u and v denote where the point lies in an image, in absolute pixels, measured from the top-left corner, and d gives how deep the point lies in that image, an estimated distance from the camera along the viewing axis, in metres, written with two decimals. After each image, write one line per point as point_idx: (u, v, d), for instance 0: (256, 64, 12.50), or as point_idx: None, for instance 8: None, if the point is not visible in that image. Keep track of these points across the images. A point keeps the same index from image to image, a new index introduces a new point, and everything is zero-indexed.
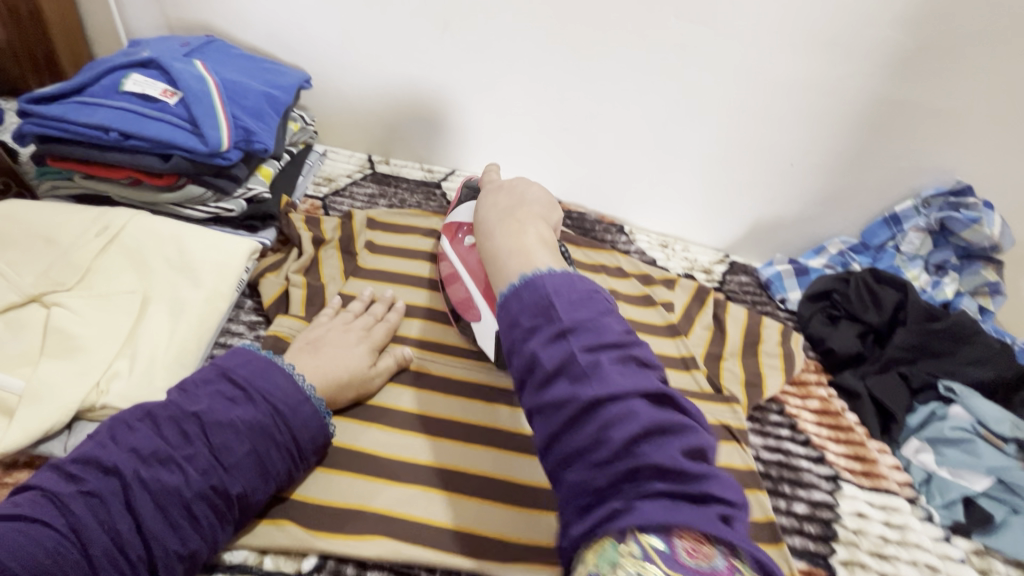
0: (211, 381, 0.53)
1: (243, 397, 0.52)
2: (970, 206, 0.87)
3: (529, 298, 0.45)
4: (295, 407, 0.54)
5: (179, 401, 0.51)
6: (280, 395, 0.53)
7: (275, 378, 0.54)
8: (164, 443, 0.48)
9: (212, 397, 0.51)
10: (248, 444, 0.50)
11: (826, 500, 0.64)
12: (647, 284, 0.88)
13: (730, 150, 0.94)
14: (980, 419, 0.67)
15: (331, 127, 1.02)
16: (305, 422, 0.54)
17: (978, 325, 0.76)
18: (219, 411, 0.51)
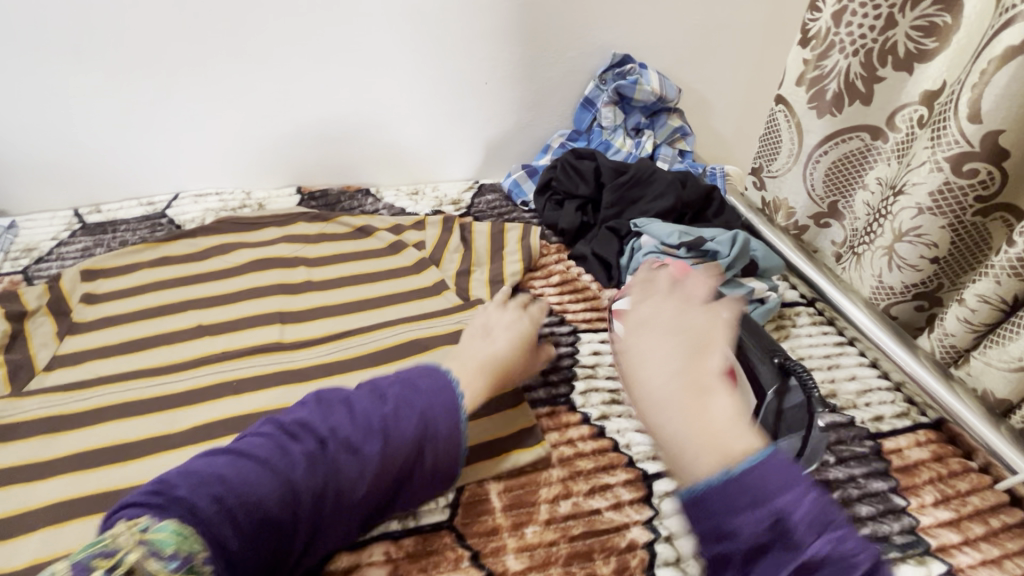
0: (367, 393, 0.53)
1: (380, 398, 0.53)
2: (631, 72, 1.02)
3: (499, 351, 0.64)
4: (438, 395, 0.54)
5: (359, 396, 0.54)
6: (429, 396, 0.54)
7: (421, 387, 0.55)
8: (349, 436, 0.50)
9: (364, 404, 0.52)
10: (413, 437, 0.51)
11: (567, 351, 0.74)
12: (398, 233, 0.92)
13: (431, 87, 0.99)
14: (659, 240, 0.79)
15: (17, 196, 0.92)
16: (439, 406, 0.54)
17: (653, 168, 0.91)
18: (365, 409, 0.52)
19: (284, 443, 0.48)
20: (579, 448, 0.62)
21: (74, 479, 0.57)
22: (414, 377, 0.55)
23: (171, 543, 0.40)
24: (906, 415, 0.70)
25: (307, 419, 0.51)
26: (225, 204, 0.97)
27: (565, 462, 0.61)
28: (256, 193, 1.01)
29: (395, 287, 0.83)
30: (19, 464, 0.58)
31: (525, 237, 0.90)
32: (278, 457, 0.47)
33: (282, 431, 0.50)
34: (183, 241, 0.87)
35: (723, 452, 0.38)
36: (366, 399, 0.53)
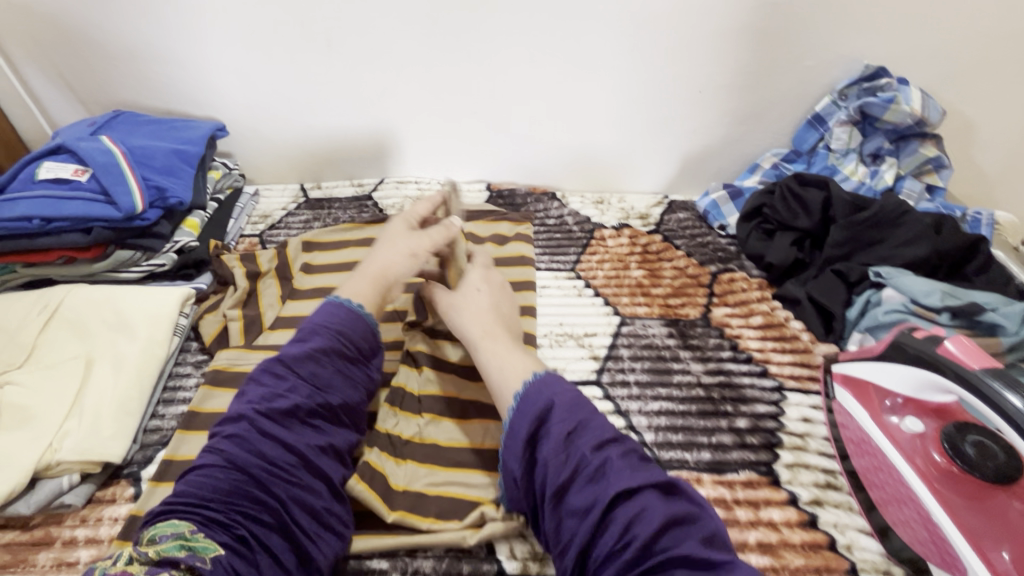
0: (272, 375, 0.52)
1: (319, 354, 0.53)
2: (884, 87, 0.86)
3: (473, 296, 0.65)
4: (354, 326, 0.56)
5: (281, 352, 0.53)
6: (294, 358, 0.52)
7: (303, 349, 0.53)
8: (280, 435, 0.49)
9: (302, 354, 0.53)
10: (333, 369, 0.54)
11: (771, 411, 0.64)
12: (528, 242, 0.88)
13: (639, 93, 0.93)
14: (911, 297, 0.65)
15: (261, 167, 1.07)
16: (358, 334, 0.56)
17: (905, 205, 0.75)
18: (315, 359, 0.53)
19: (237, 446, 0.48)
20: (786, 537, 0.52)
21: None
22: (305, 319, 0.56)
23: (159, 530, 0.43)
24: None
25: (246, 394, 0.52)
26: (422, 193, 1.03)
27: (767, 549, 0.52)
28: None
29: (574, 302, 0.80)
30: None
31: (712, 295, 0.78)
32: (253, 450, 0.48)
33: (222, 436, 0.49)
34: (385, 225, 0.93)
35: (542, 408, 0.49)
36: (316, 332, 0.54)
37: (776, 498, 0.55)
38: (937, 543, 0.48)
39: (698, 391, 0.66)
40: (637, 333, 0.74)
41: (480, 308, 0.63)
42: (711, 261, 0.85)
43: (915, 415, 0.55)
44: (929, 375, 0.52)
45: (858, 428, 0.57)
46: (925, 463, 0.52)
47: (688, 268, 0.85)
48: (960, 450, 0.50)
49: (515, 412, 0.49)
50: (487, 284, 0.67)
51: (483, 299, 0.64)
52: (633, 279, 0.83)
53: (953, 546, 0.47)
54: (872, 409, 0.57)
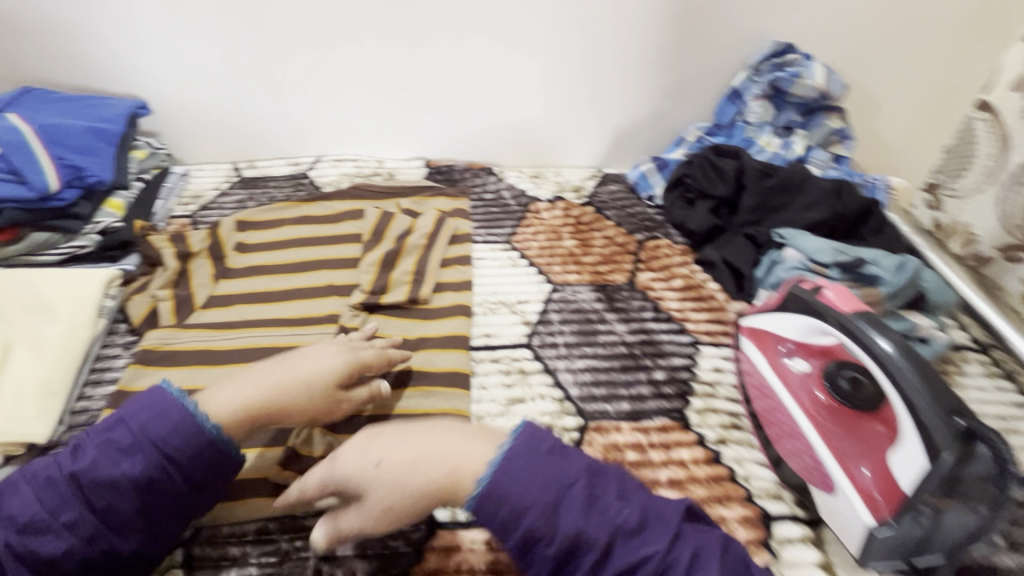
0: (68, 480, 0.46)
1: (123, 481, 0.46)
2: (792, 63, 0.92)
3: (411, 443, 0.48)
4: (173, 438, 0.47)
5: (91, 456, 0.47)
6: (97, 472, 0.46)
7: (119, 462, 0.46)
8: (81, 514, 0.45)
9: (109, 478, 0.46)
10: (133, 500, 0.46)
11: (685, 363, 0.69)
12: (463, 217, 0.91)
13: (568, 68, 0.96)
14: (807, 255, 0.71)
15: (190, 146, 1.04)
16: (186, 443, 0.48)
17: (807, 173, 0.81)
18: (115, 491, 0.46)
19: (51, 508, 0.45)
20: (692, 472, 0.58)
21: None
22: (141, 407, 0.49)
23: None
24: None
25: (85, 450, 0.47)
26: (359, 171, 1.03)
27: (676, 484, 0.57)
28: (387, 163, 1.05)
29: (508, 272, 0.83)
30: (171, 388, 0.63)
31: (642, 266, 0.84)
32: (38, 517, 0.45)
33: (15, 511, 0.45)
34: (322, 203, 0.93)
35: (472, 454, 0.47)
36: (159, 415, 0.48)
37: (686, 440, 0.61)
38: (815, 469, 0.54)
39: (620, 349, 0.71)
40: (568, 299, 0.78)
41: (430, 454, 0.47)
42: (638, 229, 0.90)
43: (803, 357, 0.61)
44: (815, 322, 0.57)
45: (758, 373, 0.63)
46: (810, 399, 0.58)
47: (617, 237, 0.89)
48: (836, 384, 0.57)
49: (527, 457, 0.45)
50: (400, 434, 0.49)
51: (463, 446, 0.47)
52: (565, 248, 0.87)
53: (828, 470, 0.53)
54: (767, 355, 0.63)
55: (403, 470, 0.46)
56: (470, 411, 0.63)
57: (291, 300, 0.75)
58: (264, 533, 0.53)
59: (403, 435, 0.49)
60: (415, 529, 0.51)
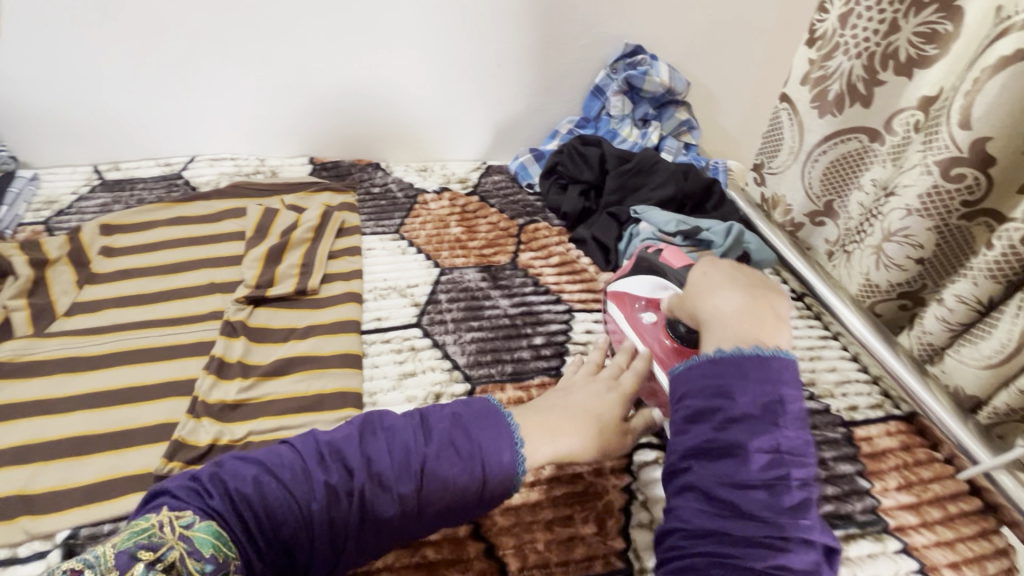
0: (355, 470, 0.48)
1: (431, 482, 0.49)
2: (641, 62, 1.04)
3: (703, 278, 0.57)
4: (494, 466, 0.51)
5: (375, 456, 0.49)
6: (390, 466, 0.49)
7: (383, 448, 0.50)
8: (294, 504, 0.46)
9: (417, 479, 0.49)
10: (417, 485, 0.49)
11: (561, 327, 0.77)
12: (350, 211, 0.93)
13: (444, 65, 1.01)
14: (656, 227, 0.82)
15: (40, 148, 0.96)
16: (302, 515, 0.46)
17: (657, 157, 0.93)
18: (434, 486, 0.49)
19: (310, 469, 0.48)
20: None
21: (86, 416, 0.59)
22: (470, 416, 0.53)
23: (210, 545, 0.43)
24: (880, 407, 0.73)
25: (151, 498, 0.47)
26: (240, 169, 1.01)
27: None
28: (270, 161, 1.04)
29: (397, 259, 0.87)
30: (32, 399, 0.60)
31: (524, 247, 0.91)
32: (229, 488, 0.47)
33: (274, 482, 0.47)
34: (199, 203, 0.90)
35: (767, 340, 0.49)
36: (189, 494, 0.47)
37: None
38: None
39: (504, 320, 0.78)
40: (456, 281, 0.84)
41: (713, 310, 0.53)
42: (519, 215, 0.98)
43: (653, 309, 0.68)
44: (658, 278, 0.68)
45: (622, 333, 0.71)
46: (659, 346, 0.65)
47: (500, 222, 0.96)
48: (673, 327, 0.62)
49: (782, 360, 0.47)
50: (714, 270, 0.57)
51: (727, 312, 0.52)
52: (452, 235, 0.93)
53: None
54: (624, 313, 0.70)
55: (699, 292, 0.56)
56: (362, 389, 0.66)
57: (169, 300, 0.73)
58: None
59: (718, 273, 0.56)
60: None
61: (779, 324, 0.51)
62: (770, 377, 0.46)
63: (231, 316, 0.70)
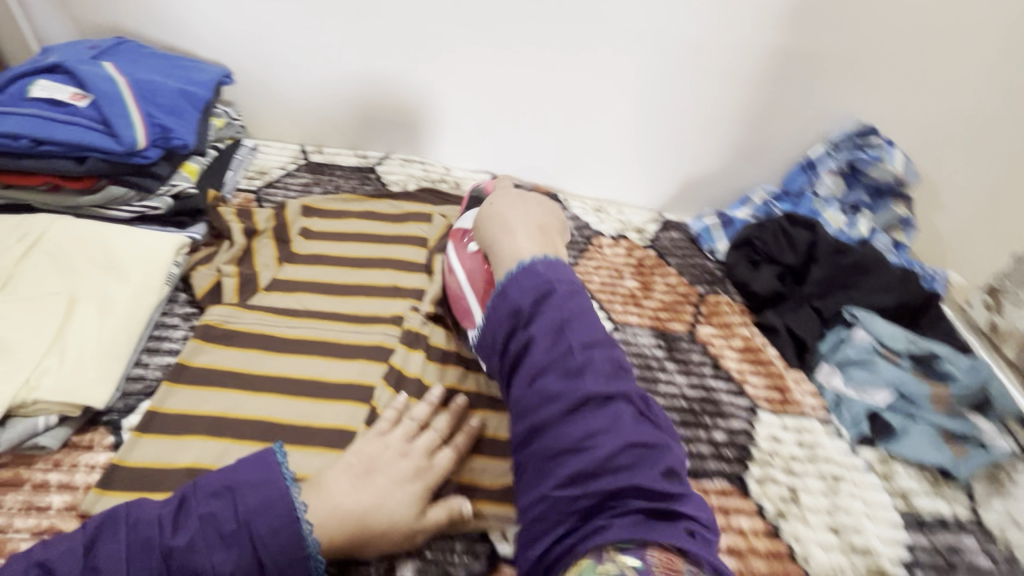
0: (218, 508, 0.45)
1: (262, 540, 0.45)
2: (873, 146, 0.94)
3: (511, 205, 0.70)
4: (285, 529, 0.45)
5: (210, 509, 0.45)
6: (246, 503, 0.46)
7: (271, 511, 0.46)
8: (196, 538, 0.44)
9: (248, 526, 0.45)
10: (275, 527, 0.45)
11: (744, 427, 0.69)
12: None
13: (651, 110, 0.97)
14: (879, 339, 0.73)
15: (261, 121, 1.04)
16: (282, 553, 0.45)
17: (879, 257, 0.83)
18: (280, 537, 0.45)
19: (150, 535, 0.44)
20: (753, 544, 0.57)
21: (274, 402, 0.59)
22: (247, 478, 0.47)
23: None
24: None
25: (102, 545, 0.43)
26: (426, 175, 1.03)
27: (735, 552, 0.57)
28: (454, 172, 1.05)
29: None
30: (231, 370, 0.62)
31: (703, 321, 0.83)
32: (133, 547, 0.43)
33: (136, 533, 0.44)
34: (389, 201, 0.91)
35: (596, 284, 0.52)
36: (152, 527, 0.44)
37: (746, 508, 0.60)
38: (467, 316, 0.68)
39: (680, 403, 0.70)
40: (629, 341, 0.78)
41: (502, 241, 0.65)
42: (699, 282, 0.90)
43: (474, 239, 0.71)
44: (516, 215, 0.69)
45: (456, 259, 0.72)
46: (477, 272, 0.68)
47: (678, 285, 0.89)
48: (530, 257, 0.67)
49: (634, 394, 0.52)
50: (516, 203, 0.70)
51: (534, 220, 0.68)
52: (626, 288, 0.87)
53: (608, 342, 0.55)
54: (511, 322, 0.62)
55: (497, 217, 0.68)
56: None
57: (355, 296, 0.74)
58: None
59: (517, 200, 0.71)
60: (476, 561, 0.52)
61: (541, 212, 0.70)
62: (650, 409, 0.52)
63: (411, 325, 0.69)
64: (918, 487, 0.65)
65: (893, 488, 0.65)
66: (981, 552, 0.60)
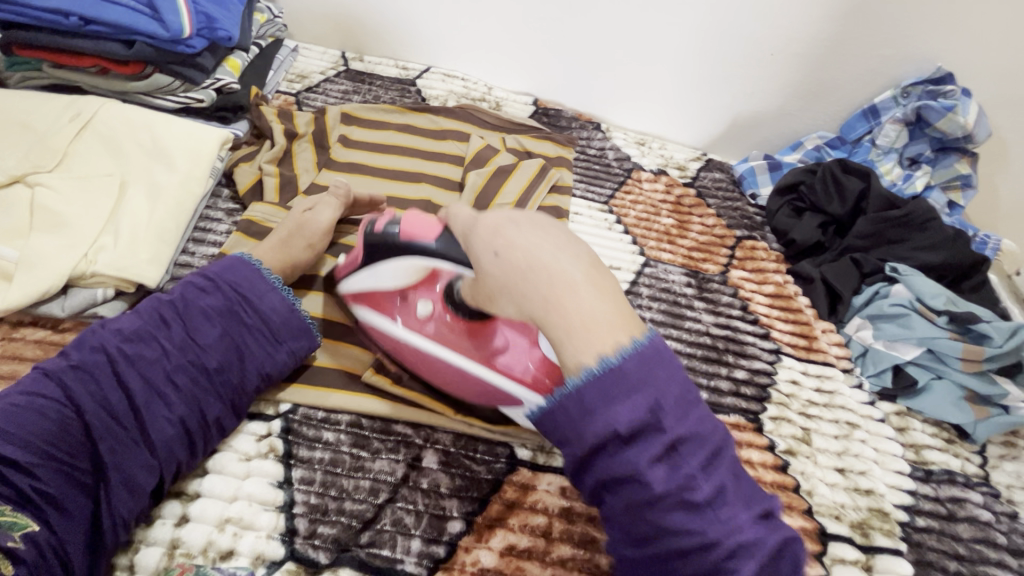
0: (198, 284, 0.53)
1: (239, 304, 0.53)
2: (948, 95, 0.86)
3: (528, 250, 0.37)
4: (267, 297, 0.54)
5: (179, 295, 0.52)
6: (227, 274, 0.54)
7: (253, 278, 0.54)
8: (147, 324, 0.50)
9: (221, 299, 0.52)
10: (242, 296, 0.53)
11: (765, 369, 0.70)
12: (565, 165, 0.88)
13: (709, 39, 0.91)
14: (918, 296, 0.71)
15: (302, 22, 1.00)
16: (269, 309, 0.53)
17: (934, 213, 0.79)
18: (263, 297, 0.54)
19: (127, 328, 0.49)
20: (759, 474, 0.60)
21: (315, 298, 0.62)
22: (215, 268, 0.54)
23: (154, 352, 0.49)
24: None
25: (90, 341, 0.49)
26: (467, 92, 1.00)
27: None
28: (495, 91, 1.02)
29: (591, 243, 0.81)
30: None
31: (739, 264, 0.82)
32: (113, 334, 0.49)
33: (113, 329, 0.49)
34: (429, 115, 0.89)
35: (607, 338, 0.36)
36: (130, 321, 0.50)
37: (758, 442, 0.62)
38: (455, 381, 0.53)
39: (703, 339, 0.71)
40: (658, 277, 0.78)
41: (521, 283, 0.37)
42: (738, 225, 0.88)
43: (421, 296, 0.52)
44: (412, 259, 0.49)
45: (388, 336, 0.56)
46: (433, 323, 0.51)
47: (715, 227, 0.87)
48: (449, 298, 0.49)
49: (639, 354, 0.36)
50: (524, 222, 0.39)
51: (574, 286, 0.36)
52: (662, 225, 0.86)
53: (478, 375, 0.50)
54: (385, 317, 0.55)
55: (517, 269, 0.37)
56: None
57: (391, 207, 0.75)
58: (357, 428, 0.55)
59: (530, 220, 0.39)
60: (497, 462, 0.55)
61: (612, 327, 0.36)
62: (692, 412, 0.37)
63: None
64: (931, 442, 0.66)
65: (904, 440, 0.66)
66: (984, 506, 0.62)
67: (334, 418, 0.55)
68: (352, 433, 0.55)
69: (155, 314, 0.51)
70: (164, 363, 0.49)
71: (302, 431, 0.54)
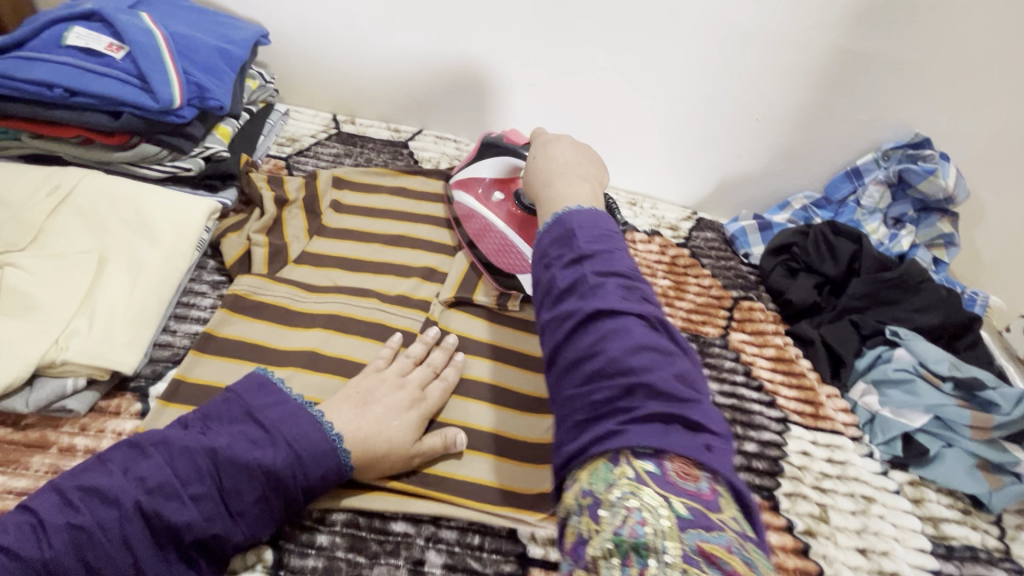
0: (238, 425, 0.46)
1: (287, 461, 0.46)
2: (926, 158, 0.89)
3: (571, 188, 0.56)
4: (317, 453, 0.47)
5: (218, 442, 0.45)
6: (274, 420, 0.47)
7: (303, 425, 0.48)
8: (175, 477, 0.43)
9: (267, 455, 0.45)
10: (291, 452, 0.46)
11: (774, 440, 0.68)
12: None
13: (696, 105, 0.93)
14: (921, 360, 0.71)
15: (295, 86, 1.01)
16: (314, 467, 0.47)
17: (926, 275, 0.80)
18: (312, 455, 0.47)
19: (146, 479, 0.42)
20: (780, 560, 0.57)
21: (305, 377, 0.58)
22: (262, 409, 0.48)
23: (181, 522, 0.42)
24: None
25: (97, 487, 0.42)
26: (459, 153, 1.00)
27: None
28: None
29: None
30: (257, 344, 0.60)
31: (738, 326, 0.81)
32: (131, 485, 0.42)
33: (133, 474, 0.43)
34: (422, 178, 0.88)
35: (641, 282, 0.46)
36: (156, 472, 0.43)
37: (775, 523, 0.59)
38: None
39: None
40: None
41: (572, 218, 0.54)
42: (733, 286, 0.88)
43: None
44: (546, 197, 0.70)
45: (537, 265, 0.71)
46: None
47: (711, 288, 0.87)
48: None
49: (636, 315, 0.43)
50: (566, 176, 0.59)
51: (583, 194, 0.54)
52: (659, 287, 0.85)
53: None
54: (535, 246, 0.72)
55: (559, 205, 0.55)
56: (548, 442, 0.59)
57: (384, 275, 0.72)
58: (352, 527, 0.50)
59: (573, 173, 0.59)
60: (505, 562, 0.50)
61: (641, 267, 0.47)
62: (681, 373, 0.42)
63: (432, 313, 0.68)
64: (949, 514, 0.64)
65: (922, 513, 0.64)
66: None
67: (327, 518, 0.51)
68: (348, 533, 0.50)
69: (187, 460, 0.44)
70: (192, 528, 0.42)
71: (292, 533, 0.49)
